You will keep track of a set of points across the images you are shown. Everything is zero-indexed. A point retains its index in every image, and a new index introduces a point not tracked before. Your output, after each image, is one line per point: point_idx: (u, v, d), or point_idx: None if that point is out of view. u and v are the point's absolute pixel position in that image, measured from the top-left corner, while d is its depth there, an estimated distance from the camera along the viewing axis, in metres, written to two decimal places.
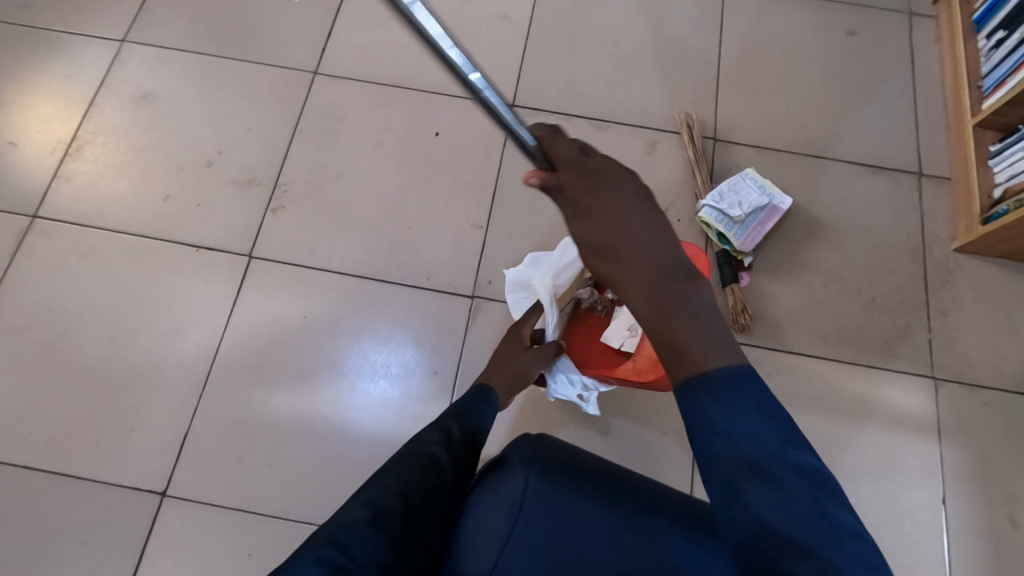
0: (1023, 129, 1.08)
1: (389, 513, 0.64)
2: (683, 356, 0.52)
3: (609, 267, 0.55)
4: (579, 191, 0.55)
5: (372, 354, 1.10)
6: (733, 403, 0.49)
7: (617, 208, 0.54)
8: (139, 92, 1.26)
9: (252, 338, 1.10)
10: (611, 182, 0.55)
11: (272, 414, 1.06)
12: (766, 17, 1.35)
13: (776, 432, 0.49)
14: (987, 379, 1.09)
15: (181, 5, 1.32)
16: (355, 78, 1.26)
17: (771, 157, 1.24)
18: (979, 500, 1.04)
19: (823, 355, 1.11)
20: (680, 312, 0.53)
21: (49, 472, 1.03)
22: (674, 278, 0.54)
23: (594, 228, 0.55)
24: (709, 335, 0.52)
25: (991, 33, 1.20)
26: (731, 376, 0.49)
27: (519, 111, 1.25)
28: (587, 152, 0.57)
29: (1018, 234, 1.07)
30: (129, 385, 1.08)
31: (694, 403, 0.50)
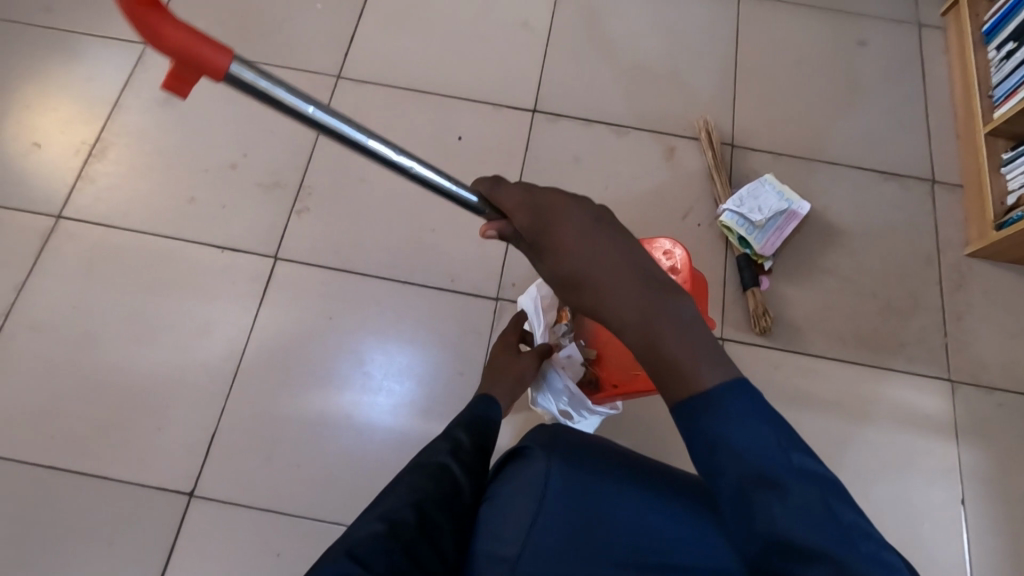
0: None
1: (405, 522, 0.64)
2: (677, 376, 0.56)
3: (581, 295, 0.63)
4: (533, 232, 0.64)
5: (396, 355, 1.11)
6: (739, 419, 0.52)
7: (571, 240, 0.62)
8: (162, 94, 1.26)
9: (279, 340, 1.11)
10: (559, 216, 0.63)
11: (297, 416, 1.07)
12: (780, 26, 1.38)
13: (779, 440, 0.52)
14: (1002, 382, 1.12)
15: (204, 9, 1.33)
16: (379, 83, 1.29)
17: (787, 163, 1.26)
18: (997, 500, 1.05)
19: (842, 358, 1.13)
20: (653, 324, 0.58)
21: (75, 474, 1.03)
22: (647, 297, 0.60)
23: (559, 263, 0.63)
24: (681, 351, 0.56)
25: (1001, 45, 1.23)
26: (728, 393, 0.53)
27: (540, 117, 1.27)
28: (531, 192, 0.65)
29: None
30: (155, 386, 1.08)
31: (702, 423, 0.53)
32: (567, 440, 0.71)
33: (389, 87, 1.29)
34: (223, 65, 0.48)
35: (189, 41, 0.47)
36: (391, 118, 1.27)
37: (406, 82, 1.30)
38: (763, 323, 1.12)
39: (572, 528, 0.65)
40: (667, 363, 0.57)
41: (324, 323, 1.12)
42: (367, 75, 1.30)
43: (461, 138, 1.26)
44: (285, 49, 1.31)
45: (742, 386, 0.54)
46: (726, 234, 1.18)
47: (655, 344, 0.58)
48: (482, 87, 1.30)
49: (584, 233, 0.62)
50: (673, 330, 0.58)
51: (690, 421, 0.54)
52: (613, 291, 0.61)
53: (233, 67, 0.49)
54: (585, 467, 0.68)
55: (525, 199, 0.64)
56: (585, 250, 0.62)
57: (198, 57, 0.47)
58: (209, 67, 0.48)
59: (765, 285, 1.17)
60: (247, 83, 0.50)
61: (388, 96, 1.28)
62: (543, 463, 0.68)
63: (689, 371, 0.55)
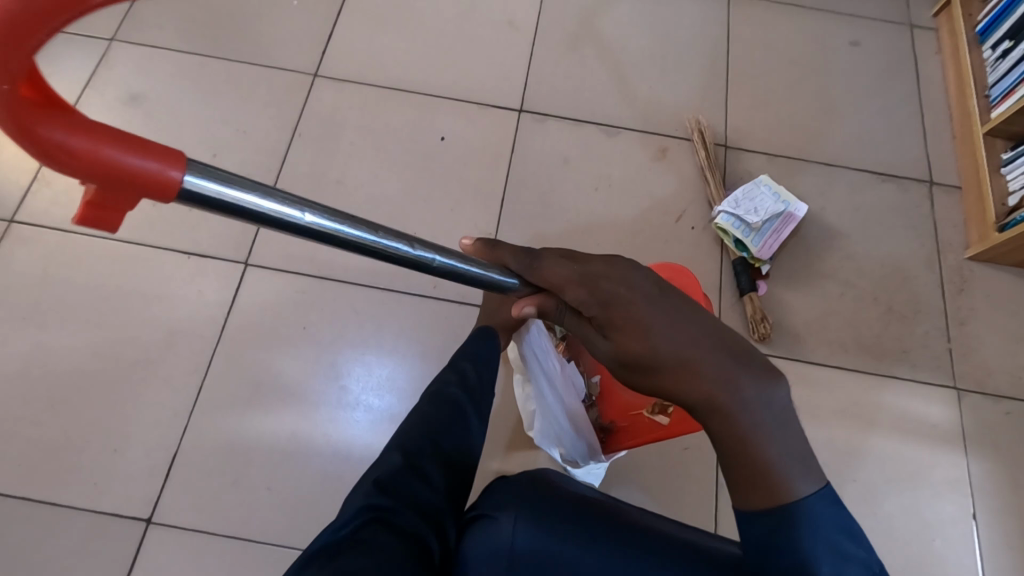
0: None
1: (422, 455, 0.63)
2: (757, 481, 0.48)
3: (653, 381, 0.53)
4: (590, 306, 0.55)
5: (375, 368, 1.04)
6: (825, 531, 0.48)
7: (642, 314, 0.52)
8: (128, 92, 1.20)
9: (250, 353, 1.03)
10: (620, 286, 0.54)
11: (270, 438, 0.99)
12: (771, 25, 1.35)
13: (861, 560, 0.48)
14: (1009, 389, 1.07)
15: (175, 5, 1.27)
16: (357, 82, 1.24)
17: (782, 164, 1.23)
18: (1008, 514, 1.00)
19: (843, 365, 1.08)
20: (730, 411, 0.49)
21: (22, 499, 0.95)
22: (736, 374, 0.49)
23: (627, 343, 0.53)
24: (768, 453, 0.48)
25: (996, 44, 1.21)
26: (818, 505, 0.48)
27: (526, 117, 1.22)
28: (580, 259, 0.57)
29: None
30: (113, 402, 1.00)
31: (789, 532, 0.47)
32: (545, 495, 0.60)
33: (369, 85, 1.23)
34: (169, 178, 0.34)
35: (111, 153, 0.32)
36: (371, 119, 1.21)
37: (386, 81, 1.24)
38: (762, 329, 1.06)
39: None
40: (753, 465, 0.48)
41: (299, 335, 1.05)
42: (346, 72, 1.24)
43: (444, 138, 1.21)
44: (258, 45, 1.25)
45: (828, 496, 0.49)
46: (721, 237, 1.14)
47: (743, 441, 0.49)
48: (466, 86, 1.25)
49: (656, 304, 0.53)
50: (757, 421, 0.48)
51: (772, 532, 0.48)
52: (686, 372, 0.50)
53: (188, 180, 0.35)
54: (561, 535, 0.56)
55: (573, 271, 0.56)
56: (651, 325, 0.52)
57: (132, 175, 0.33)
58: (147, 185, 0.33)
59: (763, 290, 1.12)
60: (212, 199, 0.37)
61: (367, 95, 1.23)
62: (516, 529, 0.57)
63: (782, 480, 0.48)
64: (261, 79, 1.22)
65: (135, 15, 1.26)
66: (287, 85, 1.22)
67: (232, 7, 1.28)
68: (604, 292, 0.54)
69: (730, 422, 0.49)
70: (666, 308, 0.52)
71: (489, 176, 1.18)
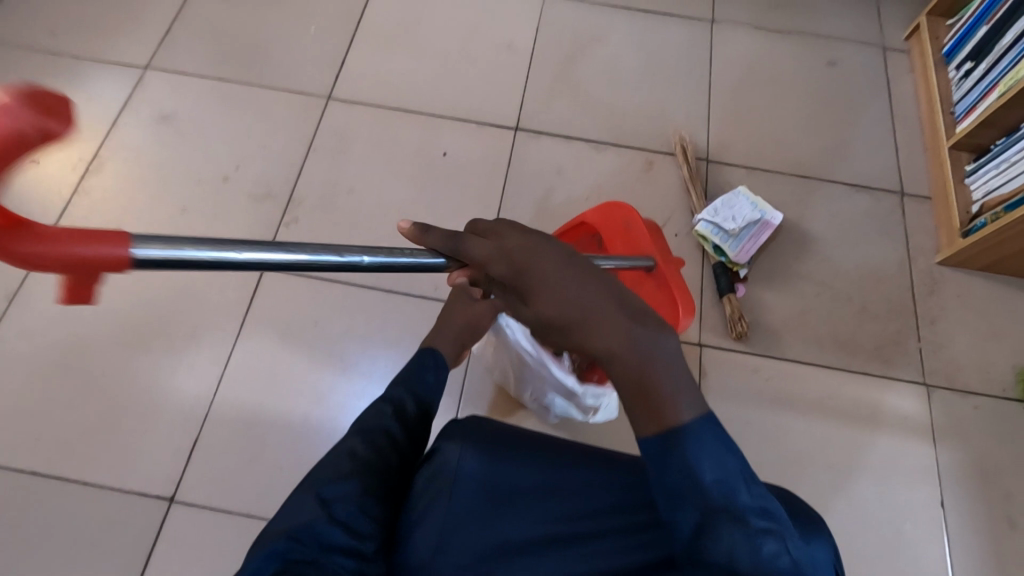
0: (996, 149, 1.18)
1: (346, 500, 0.63)
2: (656, 408, 0.56)
3: (568, 336, 0.59)
4: (514, 278, 0.61)
5: (378, 362, 1.12)
6: (706, 449, 0.56)
7: (552, 277, 0.59)
8: (160, 113, 1.32)
9: (266, 348, 1.12)
10: (537, 256, 0.61)
11: (279, 420, 1.08)
12: (752, 48, 1.45)
13: (739, 468, 0.57)
14: (977, 384, 1.14)
15: (203, 35, 1.40)
16: (367, 102, 1.35)
17: (761, 176, 1.31)
18: (975, 501, 1.06)
19: (818, 362, 1.15)
20: (628, 356, 0.56)
21: (57, 478, 1.04)
22: (633, 325, 0.57)
23: (544, 304, 0.59)
24: (661, 385, 0.56)
25: (960, 65, 1.30)
26: (701, 427, 0.56)
27: (522, 134, 1.32)
28: (503, 239, 0.64)
29: (997, 245, 1.14)
30: (140, 391, 1.09)
31: (675, 452, 0.56)
32: (477, 426, 0.70)
33: (378, 106, 1.35)
34: (120, 255, 0.41)
35: (74, 249, 0.38)
36: (380, 136, 1.32)
37: (393, 101, 1.35)
38: (739, 327, 1.14)
39: (474, 516, 0.65)
40: (644, 396, 0.56)
41: (305, 343, 1.13)
42: (358, 94, 1.36)
43: (445, 153, 1.31)
44: (278, 70, 1.37)
45: (711, 419, 0.57)
46: (702, 243, 1.22)
47: (638, 380, 0.56)
48: (467, 106, 1.36)
49: (564, 267, 0.60)
50: (647, 362, 0.56)
51: (663, 451, 0.56)
52: (588, 327, 0.57)
53: (136, 253, 0.42)
54: (493, 457, 0.67)
55: (492, 247, 0.64)
56: (557, 287, 0.58)
57: (88, 260, 0.39)
58: (106, 266, 0.40)
59: (742, 291, 1.19)
60: (162, 261, 0.44)
61: (377, 114, 1.34)
62: (453, 452, 0.67)
63: (669, 408, 0.56)
64: (281, 100, 1.34)
65: (169, 43, 1.38)
66: (304, 106, 1.34)
67: (255, 36, 1.40)
68: (518, 259, 0.61)
69: (625, 365, 0.56)
70: (568, 271, 0.59)
71: (487, 187, 1.28)
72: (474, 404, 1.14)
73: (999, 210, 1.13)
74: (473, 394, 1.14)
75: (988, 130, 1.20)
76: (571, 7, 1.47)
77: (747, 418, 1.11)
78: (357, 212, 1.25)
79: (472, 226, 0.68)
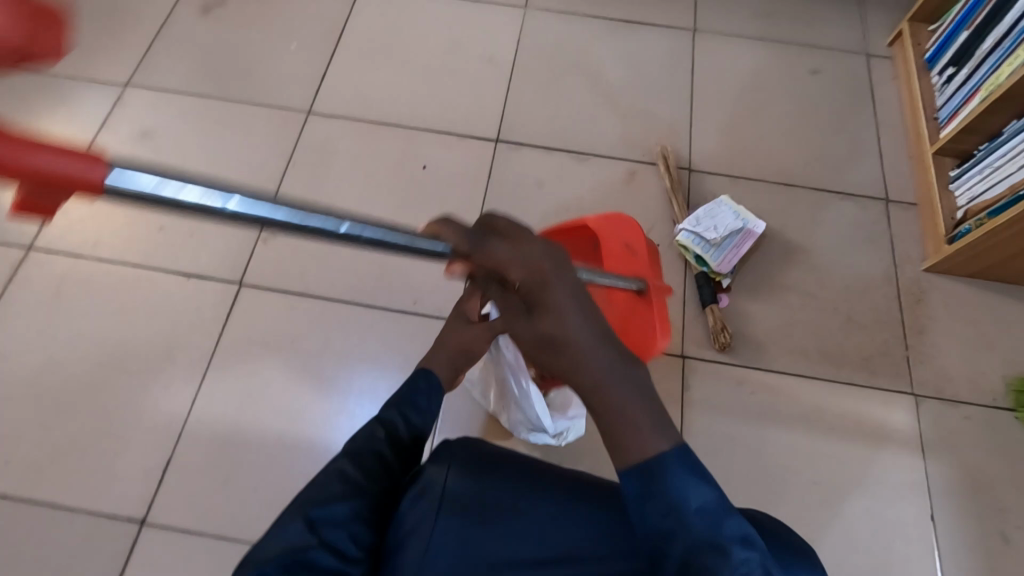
0: (979, 154, 1.16)
1: (338, 525, 0.61)
2: (633, 443, 0.58)
3: (560, 360, 0.60)
4: (533, 291, 0.59)
5: (357, 377, 1.11)
6: (679, 481, 0.57)
7: (566, 303, 0.59)
8: (139, 131, 1.32)
9: (251, 366, 1.11)
10: (556, 280, 0.59)
11: (258, 439, 1.06)
12: (733, 56, 1.44)
13: (715, 497, 0.58)
14: (967, 394, 1.11)
15: (184, 52, 1.40)
16: (347, 117, 1.35)
17: (744, 185, 1.30)
18: (967, 514, 1.04)
19: (803, 373, 1.13)
20: (608, 390, 0.58)
21: (27, 501, 1.02)
22: (613, 359, 0.59)
23: (554, 323, 0.59)
24: (638, 418, 0.58)
25: (942, 70, 1.29)
26: (674, 458, 0.58)
27: (502, 147, 1.32)
28: (531, 252, 0.59)
29: (983, 252, 1.12)
30: (114, 411, 1.08)
31: (653, 485, 0.57)
32: (462, 446, 0.68)
33: (359, 120, 1.34)
34: (94, 176, 0.37)
35: (45, 159, 0.35)
36: (360, 150, 1.32)
37: (373, 115, 1.35)
38: (722, 339, 1.12)
39: (457, 547, 0.62)
40: (622, 431, 0.58)
41: (296, 362, 1.12)
42: (338, 108, 1.35)
43: (426, 165, 1.30)
44: (258, 86, 1.37)
45: (683, 451, 0.59)
46: (684, 253, 1.21)
47: (617, 415, 0.58)
48: (448, 119, 1.35)
49: (577, 294, 0.59)
50: (624, 397, 0.58)
51: (643, 484, 0.57)
52: (575, 355, 0.59)
53: (113, 178, 0.38)
54: (477, 479, 0.66)
55: (518, 254, 0.59)
56: (564, 313, 0.59)
57: (58, 175, 0.36)
58: (74, 184, 0.37)
59: (725, 302, 1.18)
60: (136, 196, 0.40)
61: (357, 128, 1.34)
62: (438, 474, 0.65)
63: (644, 440, 0.58)
64: (262, 115, 1.34)
65: (151, 60, 1.39)
66: (285, 120, 1.34)
67: (235, 53, 1.40)
68: (544, 275, 0.59)
69: (605, 399, 0.58)
70: (582, 300, 0.60)
71: (468, 200, 1.27)
72: (455, 423, 1.12)
73: (983, 216, 1.12)
74: (454, 414, 1.12)
75: (972, 136, 1.19)
76: (552, 19, 1.47)
77: (731, 431, 1.09)
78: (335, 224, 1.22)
79: (501, 225, 0.61)
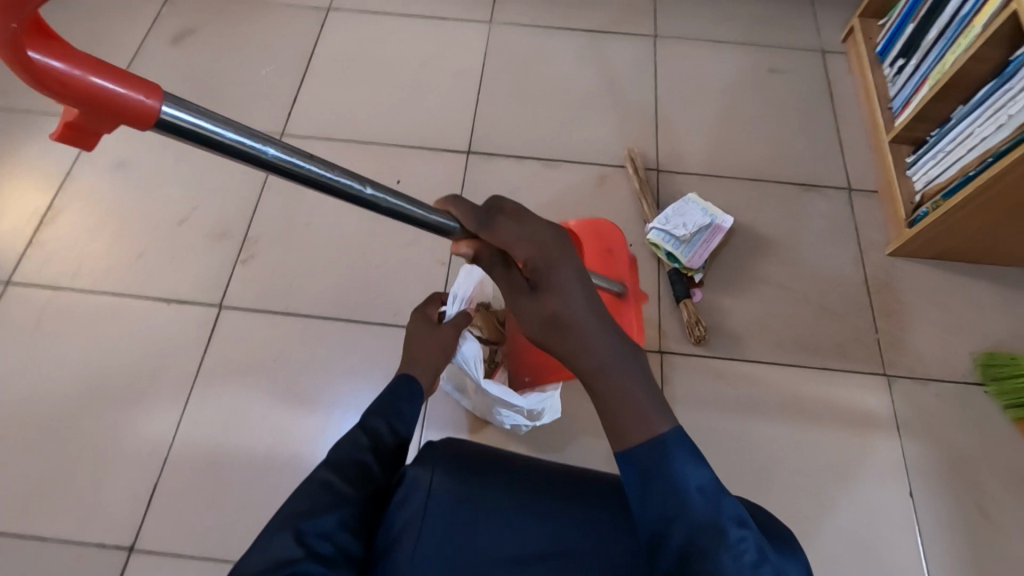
0: (932, 139, 1.21)
1: (325, 534, 0.60)
2: (631, 424, 0.61)
3: (560, 339, 0.63)
4: (540, 272, 0.63)
5: (342, 388, 1.12)
6: (676, 462, 0.59)
7: (568, 282, 0.63)
8: (114, 160, 1.33)
9: (242, 386, 1.12)
10: (561, 262, 0.63)
11: (244, 455, 1.07)
12: (694, 60, 1.49)
13: (710, 479, 0.59)
14: (937, 372, 1.15)
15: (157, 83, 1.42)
16: (321, 137, 1.37)
17: (712, 183, 1.34)
18: (945, 489, 1.07)
19: (779, 362, 1.16)
20: (608, 373, 0.62)
21: (13, 536, 1.01)
22: (614, 341, 0.63)
23: (557, 301, 0.63)
24: (638, 401, 0.61)
25: (893, 62, 1.34)
26: (670, 439, 0.60)
27: (474, 158, 1.34)
28: (540, 235, 0.63)
29: (942, 233, 1.16)
30: (98, 439, 1.08)
31: (650, 467, 0.59)
32: (452, 446, 0.70)
33: (332, 139, 1.37)
34: (149, 107, 0.40)
35: (99, 82, 0.37)
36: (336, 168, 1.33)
37: (347, 133, 1.38)
38: (697, 332, 1.15)
39: (448, 545, 0.63)
40: (621, 412, 0.61)
41: (288, 380, 1.13)
42: (312, 129, 1.38)
43: (401, 180, 1.33)
44: (231, 111, 1.39)
45: (677, 433, 0.60)
46: (655, 251, 1.23)
47: (616, 396, 0.61)
48: (420, 133, 1.38)
49: (578, 277, 0.64)
50: (623, 380, 0.62)
51: (640, 467, 0.59)
52: (581, 336, 0.62)
53: (167, 110, 0.41)
54: (465, 477, 0.67)
55: (524, 236, 0.62)
56: (569, 291, 0.63)
57: (111, 101, 0.38)
58: (129, 112, 0.39)
59: (699, 296, 1.21)
60: (187, 130, 0.42)
61: (331, 147, 1.36)
62: (424, 475, 0.67)
63: (641, 420, 0.61)
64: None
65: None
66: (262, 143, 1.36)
67: (208, 80, 1.43)
68: (550, 254, 0.63)
69: (606, 381, 0.62)
70: (583, 278, 0.64)
71: None
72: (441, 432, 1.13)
73: (939, 198, 1.16)
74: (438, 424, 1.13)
75: (924, 123, 1.23)
76: (518, 32, 1.51)
77: (712, 423, 1.11)
78: (314, 241, 1.24)
79: (508, 205, 0.64)
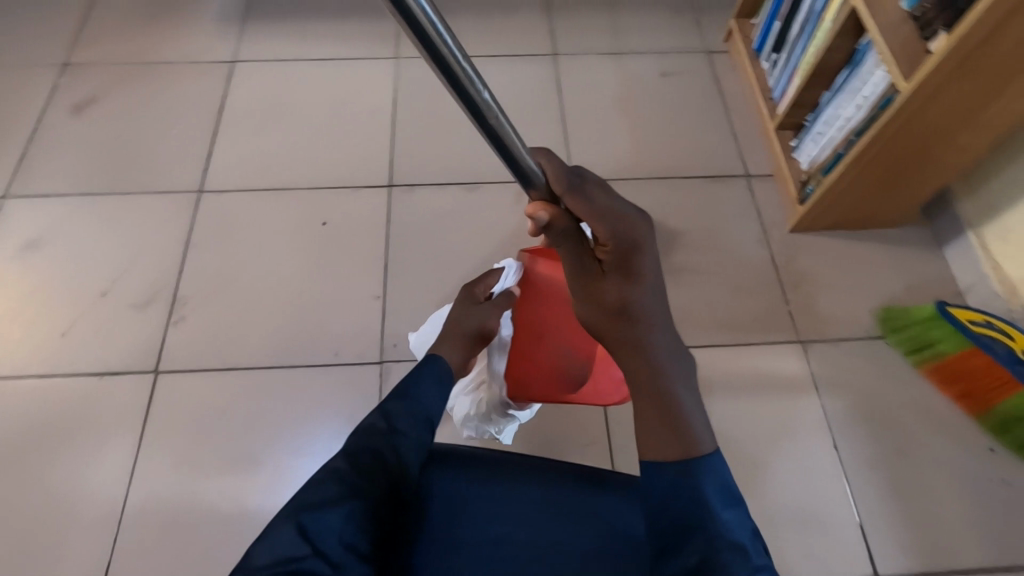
0: (808, 124, 1.33)
1: (335, 530, 0.61)
2: (666, 441, 0.62)
3: (628, 326, 0.68)
4: (619, 259, 0.70)
5: (300, 431, 1.13)
6: (709, 479, 0.60)
7: (649, 269, 0.70)
8: (23, 240, 1.30)
9: (199, 426, 1.12)
10: (645, 243, 0.70)
11: (206, 508, 1.06)
12: (594, 73, 1.58)
13: (737, 508, 0.61)
14: (844, 332, 1.26)
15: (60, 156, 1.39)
16: (239, 188, 1.38)
17: (623, 185, 1.42)
18: (865, 438, 1.17)
19: (705, 344, 1.24)
20: (652, 372, 0.66)
21: None
22: (669, 336, 0.69)
23: (630, 287, 0.69)
24: (682, 407, 0.64)
25: (768, 57, 1.47)
26: (710, 459, 0.61)
27: (396, 189, 1.38)
28: (627, 215, 0.69)
29: (829, 207, 1.28)
30: (35, 530, 1.04)
31: (681, 478, 0.60)
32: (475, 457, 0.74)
33: (252, 189, 1.38)
34: None
35: None
36: (270, 196, 1.37)
37: (266, 181, 1.39)
38: None
39: (459, 547, 0.67)
40: (669, 427, 0.63)
41: (252, 414, 1.14)
42: (230, 182, 1.38)
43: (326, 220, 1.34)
44: (142, 175, 1.38)
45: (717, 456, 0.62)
46: None
47: (662, 400, 0.64)
48: (339, 172, 1.40)
49: (656, 265, 0.70)
50: (670, 382, 0.66)
51: (676, 475, 0.60)
52: (640, 325, 0.68)
53: None
54: (483, 481, 0.71)
55: (613, 207, 0.68)
56: (648, 285, 0.69)
57: None
58: None
59: None
60: None
61: (252, 197, 1.37)
62: (451, 475, 0.72)
63: (689, 436, 0.62)
64: (169, 177, 1.38)
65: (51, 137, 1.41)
66: (194, 180, 1.38)
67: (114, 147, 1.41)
68: (636, 234, 0.69)
69: (655, 381, 0.66)
70: (660, 276, 0.71)
71: (371, 244, 1.32)
72: None
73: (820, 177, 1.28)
74: None
75: (801, 109, 1.36)
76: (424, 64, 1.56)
77: None
78: (257, 270, 1.28)
79: (589, 176, 0.69)
